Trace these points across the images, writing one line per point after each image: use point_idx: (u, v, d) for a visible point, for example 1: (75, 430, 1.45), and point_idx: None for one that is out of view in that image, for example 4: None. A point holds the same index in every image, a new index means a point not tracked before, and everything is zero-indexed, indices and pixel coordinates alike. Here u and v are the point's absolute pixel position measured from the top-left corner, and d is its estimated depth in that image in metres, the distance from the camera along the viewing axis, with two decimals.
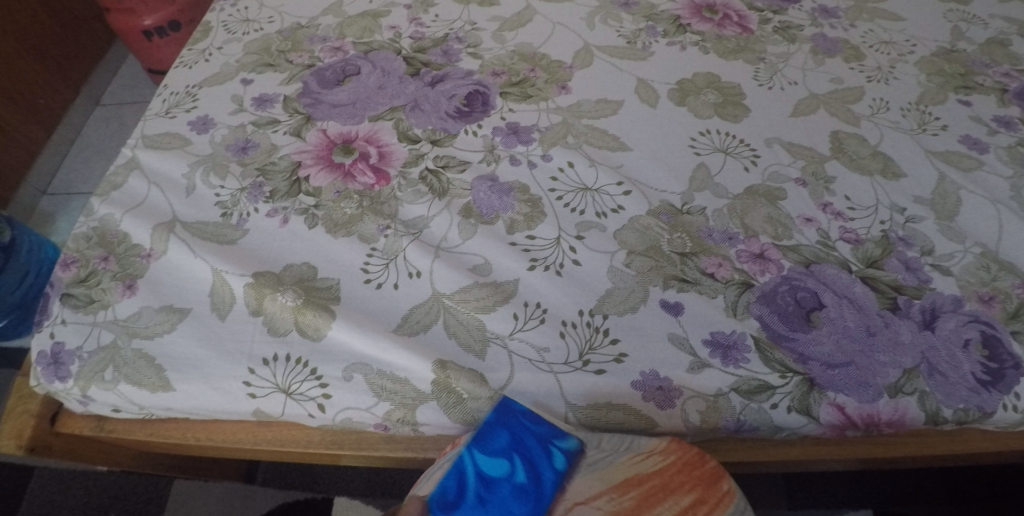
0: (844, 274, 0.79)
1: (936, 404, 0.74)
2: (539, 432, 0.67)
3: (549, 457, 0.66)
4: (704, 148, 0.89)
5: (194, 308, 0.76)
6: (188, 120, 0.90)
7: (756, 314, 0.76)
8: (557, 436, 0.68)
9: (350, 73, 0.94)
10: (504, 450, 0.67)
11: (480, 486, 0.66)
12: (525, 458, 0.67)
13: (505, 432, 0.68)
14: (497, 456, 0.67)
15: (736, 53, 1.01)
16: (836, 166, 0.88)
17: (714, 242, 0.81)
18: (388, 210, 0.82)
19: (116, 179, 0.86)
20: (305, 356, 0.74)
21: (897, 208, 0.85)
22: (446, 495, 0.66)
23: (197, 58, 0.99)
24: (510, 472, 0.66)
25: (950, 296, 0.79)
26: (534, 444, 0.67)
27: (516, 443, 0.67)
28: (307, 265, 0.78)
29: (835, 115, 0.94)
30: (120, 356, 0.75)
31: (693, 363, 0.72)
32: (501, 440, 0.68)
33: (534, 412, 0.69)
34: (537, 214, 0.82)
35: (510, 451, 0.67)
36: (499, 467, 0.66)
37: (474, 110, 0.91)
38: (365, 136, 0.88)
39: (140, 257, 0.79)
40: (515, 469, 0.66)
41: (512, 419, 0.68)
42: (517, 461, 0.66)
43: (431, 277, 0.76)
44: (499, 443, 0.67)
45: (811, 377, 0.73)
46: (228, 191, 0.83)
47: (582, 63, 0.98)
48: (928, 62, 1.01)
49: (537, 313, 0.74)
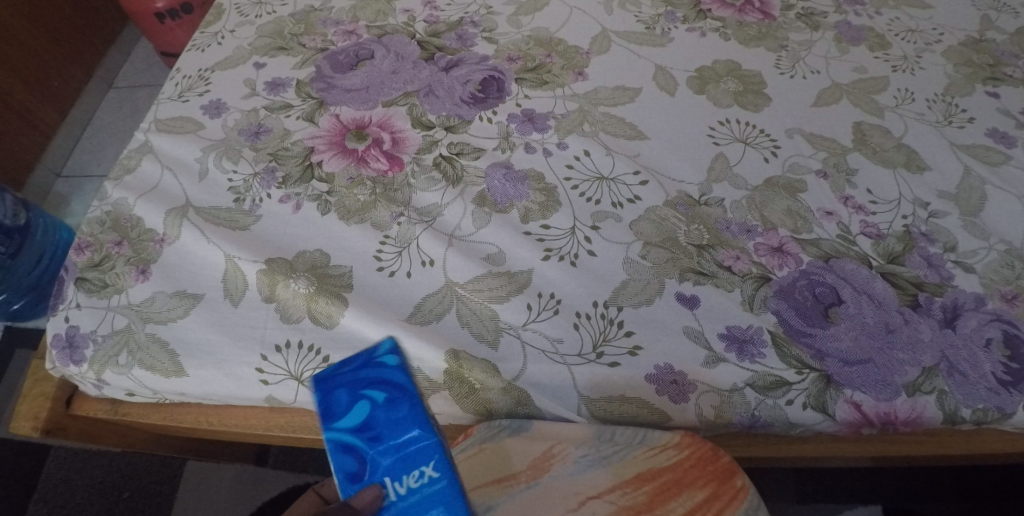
0: (863, 269, 0.78)
1: (955, 404, 0.73)
2: (356, 368, 0.70)
3: (383, 368, 0.70)
4: (723, 138, 0.87)
5: (207, 294, 0.76)
6: (201, 104, 0.90)
7: (773, 309, 0.74)
8: (371, 354, 0.71)
9: (364, 57, 0.93)
10: (353, 399, 0.69)
11: (364, 434, 0.66)
12: (372, 385, 0.69)
13: (339, 384, 0.70)
14: (350, 411, 0.68)
15: (757, 40, 0.99)
16: (858, 158, 0.87)
17: (732, 234, 0.79)
18: (402, 198, 0.81)
19: (129, 163, 0.86)
20: (317, 343, 0.73)
21: (921, 202, 0.83)
22: (347, 471, 0.64)
23: (209, 41, 0.98)
24: (371, 402, 0.68)
25: (972, 294, 0.77)
26: (367, 374, 0.70)
27: (354, 386, 0.69)
28: (319, 252, 0.77)
29: (858, 106, 0.92)
30: (134, 341, 0.75)
31: (708, 357, 0.72)
32: (342, 398, 0.69)
33: (338, 363, 0.71)
34: (552, 203, 0.80)
35: (357, 394, 0.69)
36: (362, 413, 0.68)
37: (489, 96, 0.90)
38: (378, 122, 0.87)
39: (152, 242, 0.79)
40: (373, 398, 0.69)
41: (336, 380, 0.70)
42: (369, 391, 0.69)
43: (445, 265, 0.76)
44: (342, 401, 0.69)
45: (828, 374, 0.72)
46: (241, 177, 0.83)
47: (599, 49, 0.97)
48: (956, 51, 0.99)
49: (551, 304, 0.73)
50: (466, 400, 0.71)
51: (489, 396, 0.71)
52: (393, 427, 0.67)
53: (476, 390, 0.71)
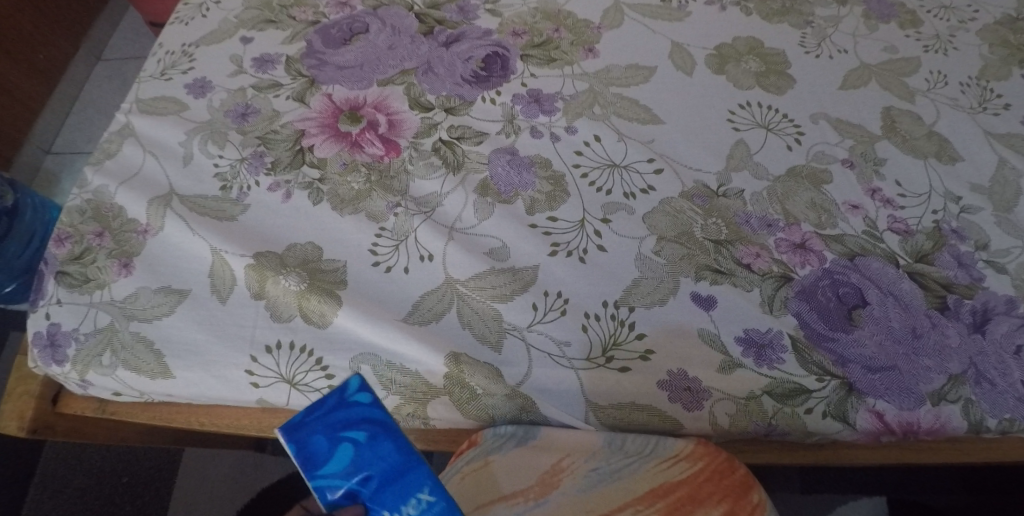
0: (890, 268, 0.73)
1: (981, 414, 0.69)
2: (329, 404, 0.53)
3: (361, 407, 0.53)
4: (744, 123, 0.82)
5: (192, 290, 0.73)
6: (185, 83, 0.86)
7: (794, 311, 0.70)
8: (341, 392, 0.54)
9: (358, 31, 0.89)
10: (334, 442, 0.52)
11: (354, 475, 0.51)
12: (349, 426, 0.52)
13: (317, 427, 0.52)
14: (333, 454, 0.52)
15: (781, 15, 0.92)
16: (886, 147, 0.81)
17: (752, 229, 0.74)
18: (398, 186, 0.77)
19: (110, 147, 0.82)
20: (310, 344, 0.70)
21: (952, 196, 0.78)
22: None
23: (194, 14, 0.94)
24: (354, 444, 0.52)
25: (1003, 296, 0.73)
26: (340, 415, 0.53)
27: (335, 428, 0.52)
28: (312, 245, 0.74)
29: (887, 89, 0.86)
30: (118, 340, 0.71)
31: (724, 362, 0.67)
32: (320, 445, 0.52)
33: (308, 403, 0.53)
34: (560, 192, 0.75)
35: (338, 438, 0.52)
36: (346, 456, 0.52)
37: (492, 75, 0.85)
38: (373, 103, 0.83)
39: (135, 233, 0.76)
40: (353, 439, 0.52)
41: (309, 425, 0.52)
42: (348, 433, 0.52)
43: (445, 260, 0.71)
44: (320, 449, 0.52)
45: (851, 382, 0.68)
46: (228, 161, 0.80)
47: (611, 23, 0.90)
48: (991, 31, 0.92)
49: (558, 304, 0.69)
50: (468, 406, 0.68)
51: (491, 402, 0.67)
52: (384, 466, 0.51)
53: (478, 396, 0.67)
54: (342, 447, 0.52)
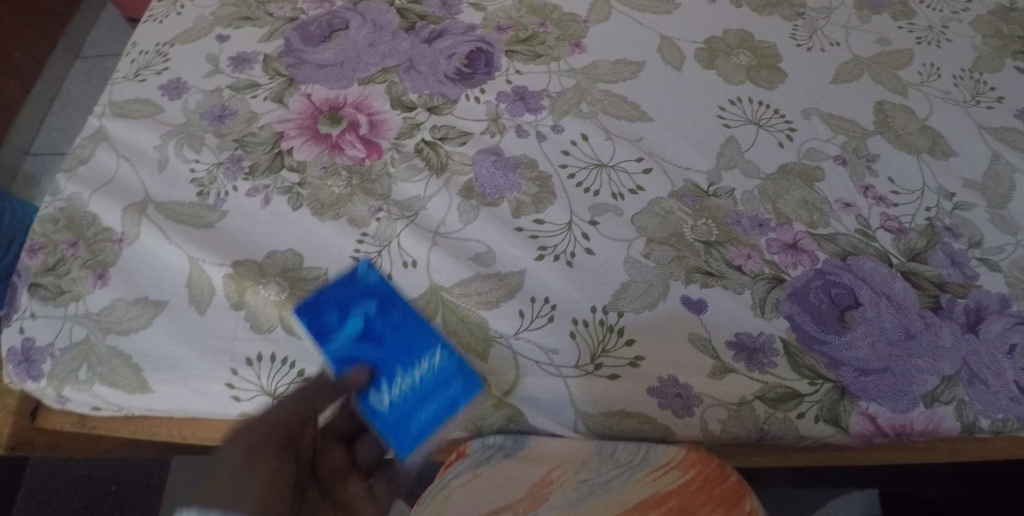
0: (883, 267, 0.72)
1: (974, 415, 0.68)
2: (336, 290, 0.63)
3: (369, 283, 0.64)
4: (734, 119, 0.80)
5: (170, 300, 0.71)
6: (159, 84, 0.84)
7: (786, 313, 0.69)
8: (350, 274, 0.65)
9: (337, 27, 0.86)
10: (344, 318, 0.62)
11: (364, 347, 0.61)
12: (360, 299, 0.63)
13: (331, 301, 0.63)
14: (344, 327, 0.62)
15: (772, 7, 0.90)
16: (879, 142, 0.80)
17: (743, 230, 0.73)
18: (380, 189, 0.75)
19: (83, 153, 0.79)
20: (292, 355, 0.68)
21: (945, 193, 0.77)
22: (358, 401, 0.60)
23: (168, 11, 0.91)
24: (362, 315, 0.62)
25: (997, 294, 0.72)
26: (350, 291, 0.63)
27: (344, 306, 0.62)
28: (292, 252, 0.72)
29: (879, 82, 0.84)
30: (94, 354, 0.69)
31: (715, 367, 0.66)
32: (332, 319, 0.62)
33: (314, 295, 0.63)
34: (546, 194, 0.74)
35: (348, 314, 0.62)
36: (355, 329, 0.61)
37: (476, 71, 0.82)
38: (354, 102, 0.80)
39: (110, 242, 0.74)
40: (362, 312, 0.62)
41: (321, 303, 0.62)
42: (358, 305, 0.62)
43: (429, 266, 0.70)
44: (333, 322, 0.62)
45: (843, 385, 0.67)
46: (204, 166, 0.77)
47: (598, 17, 0.88)
48: (984, 21, 0.91)
49: (546, 310, 0.68)
50: (454, 416, 0.66)
51: (478, 412, 0.66)
52: (395, 330, 0.62)
53: (464, 406, 0.66)
54: (353, 317, 0.62)
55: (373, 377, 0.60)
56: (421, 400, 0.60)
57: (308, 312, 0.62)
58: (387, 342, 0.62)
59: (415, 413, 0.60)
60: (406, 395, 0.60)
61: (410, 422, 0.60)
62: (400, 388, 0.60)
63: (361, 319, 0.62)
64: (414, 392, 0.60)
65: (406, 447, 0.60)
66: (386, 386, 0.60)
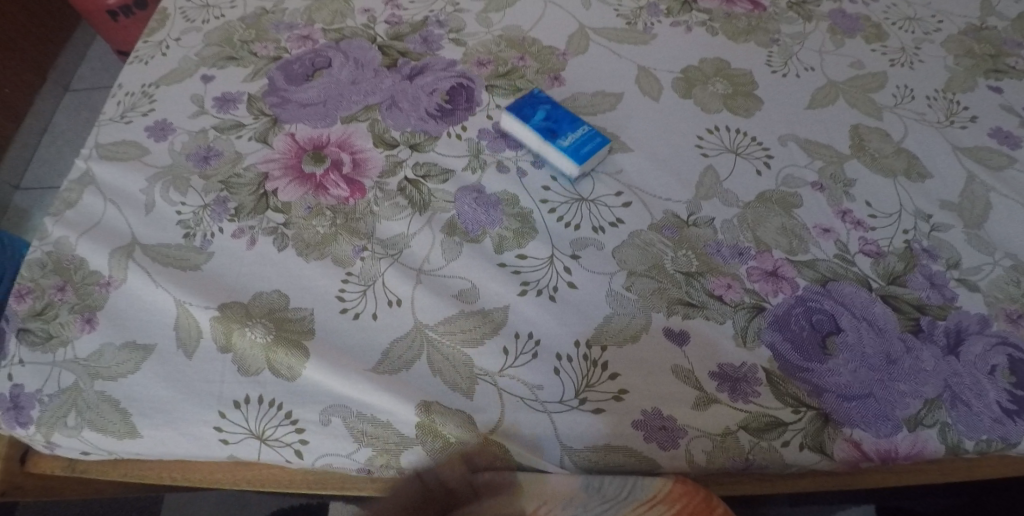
0: (863, 291, 0.73)
1: (958, 436, 0.68)
2: (529, 102, 0.80)
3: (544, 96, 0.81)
4: (712, 148, 0.81)
5: (158, 344, 0.71)
6: (146, 125, 0.84)
7: (767, 342, 0.69)
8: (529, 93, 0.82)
9: (320, 66, 0.87)
10: (536, 110, 0.80)
11: (548, 123, 0.78)
12: (541, 105, 0.80)
13: (526, 103, 0.80)
14: (537, 113, 0.79)
15: (747, 34, 0.92)
16: (855, 166, 0.81)
17: (723, 259, 0.74)
18: (364, 228, 0.75)
19: (70, 196, 0.80)
20: (279, 397, 0.68)
21: (922, 214, 0.78)
22: (550, 126, 0.78)
23: (153, 51, 0.92)
24: (545, 110, 0.80)
25: (976, 315, 0.73)
26: (532, 101, 0.80)
27: (535, 104, 0.80)
28: (278, 293, 0.72)
29: (855, 106, 0.86)
30: (83, 400, 0.70)
31: (699, 398, 0.67)
32: (528, 109, 0.79)
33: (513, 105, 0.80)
34: (527, 229, 0.75)
35: (538, 108, 0.80)
36: (541, 115, 0.79)
37: (458, 107, 0.84)
38: (338, 141, 0.81)
39: (98, 286, 0.74)
40: (546, 111, 0.79)
41: (521, 104, 0.80)
42: (541, 105, 0.80)
43: (413, 305, 0.71)
44: (528, 111, 0.79)
45: (826, 412, 0.67)
46: (190, 208, 0.78)
47: (577, 48, 0.90)
48: (956, 41, 0.93)
49: (530, 346, 0.69)
50: (442, 455, 0.67)
51: (465, 451, 0.67)
52: (569, 123, 0.79)
53: (451, 445, 0.66)
54: (544, 111, 0.79)
55: (557, 133, 0.78)
56: (589, 142, 0.78)
57: (515, 108, 0.80)
58: (561, 126, 0.79)
59: (586, 145, 0.77)
60: (582, 139, 0.78)
61: (584, 148, 0.77)
62: (576, 135, 0.78)
63: (550, 110, 0.79)
64: (582, 137, 0.78)
65: (579, 159, 0.76)
66: (567, 134, 0.78)
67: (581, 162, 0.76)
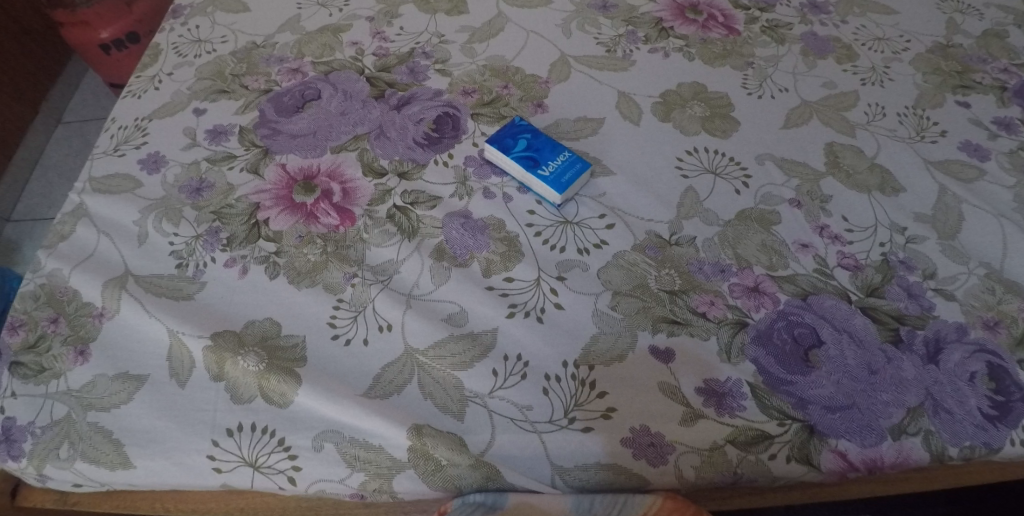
0: (843, 304, 0.75)
1: (942, 443, 0.69)
2: (510, 133, 0.83)
3: (524, 124, 0.84)
4: (692, 169, 0.84)
5: (150, 375, 0.72)
6: (138, 158, 0.86)
7: (752, 357, 0.71)
8: (512, 123, 0.84)
9: (310, 98, 0.90)
10: (517, 140, 0.82)
11: (529, 152, 0.81)
12: (522, 134, 0.82)
13: (508, 133, 0.83)
14: (518, 143, 0.81)
15: (723, 58, 0.95)
16: (831, 183, 0.83)
17: (706, 277, 0.75)
18: (354, 255, 0.77)
19: (63, 229, 0.81)
20: (272, 424, 0.69)
21: (898, 228, 0.80)
22: (531, 155, 0.80)
23: (146, 86, 0.94)
24: (525, 139, 0.82)
25: (954, 324, 0.74)
26: (513, 131, 0.83)
27: (515, 134, 0.82)
28: (270, 320, 0.74)
29: (828, 125, 0.88)
30: (75, 431, 0.71)
31: (686, 414, 0.68)
32: (509, 141, 0.82)
33: (495, 136, 0.82)
34: (514, 252, 0.76)
35: (519, 138, 0.82)
36: (522, 144, 0.81)
37: (444, 135, 0.86)
38: (328, 171, 0.83)
39: (91, 317, 0.75)
40: (527, 140, 0.82)
41: (503, 136, 0.82)
42: (521, 134, 0.82)
43: (403, 330, 0.72)
44: (509, 141, 0.82)
45: (811, 424, 0.69)
46: (183, 239, 0.79)
47: (558, 76, 0.92)
48: (924, 59, 0.96)
49: (518, 367, 0.70)
50: (433, 478, 0.68)
51: (457, 473, 0.67)
52: (549, 151, 0.81)
53: (443, 467, 0.67)
54: (525, 140, 0.82)
55: (538, 162, 0.80)
56: (569, 167, 0.80)
57: (497, 138, 0.82)
58: (542, 154, 0.81)
59: (567, 172, 0.79)
60: (563, 167, 0.80)
61: (565, 175, 0.79)
62: (557, 163, 0.80)
63: (531, 139, 0.82)
64: (562, 163, 0.80)
65: (560, 187, 0.78)
66: (548, 162, 0.80)
67: (562, 191, 0.78)
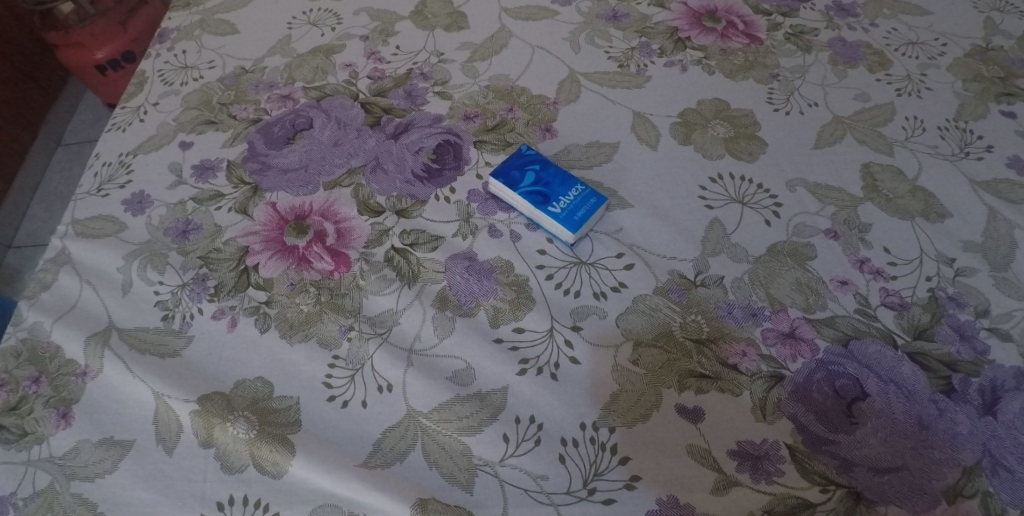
0: (888, 350, 0.67)
1: (1003, 507, 0.61)
2: (516, 164, 0.75)
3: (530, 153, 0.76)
4: (716, 199, 0.76)
5: (136, 440, 0.67)
6: (122, 198, 0.80)
7: (789, 413, 0.65)
8: (518, 153, 0.76)
9: (301, 127, 0.83)
10: (524, 173, 0.75)
11: (537, 186, 0.73)
12: (529, 166, 0.75)
13: (514, 164, 0.75)
14: (525, 177, 0.74)
15: (745, 70, 0.87)
16: (870, 210, 0.76)
17: (735, 322, 0.69)
18: (350, 305, 0.71)
19: (45, 277, 0.76)
20: (265, 497, 0.64)
21: (945, 259, 0.73)
22: (540, 191, 0.73)
23: (130, 117, 0.88)
24: (533, 173, 0.74)
25: (1012, 368, 0.67)
26: (519, 163, 0.75)
27: (522, 167, 0.75)
28: (261, 380, 0.68)
29: (864, 143, 0.81)
30: (58, 503, 0.65)
31: (717, 481, 0.62)
32: (515, 175, 0.75)
33: (500, 169, 0.75)
34: (524, 299, 0.70)
35: (526, 170, 0.75)
36: (529, 179, 0.74)
37: (445, 166, 0.79)
38: (321, 210, 0.77)
39: (74, 376, 0.70)
40: (535, 174, 0.74)
41: (509, 169, 0.75)
42: (528, 167, 0.75)
43: (405, 390, 0.66)
44: (515, 176, 0.74)
45: (858, 490, 0.62)
46: (169, 288, 0.74)
47: (568, 96, 0.85)
48: (963, 65, 0.88)
49: (532, 431, 0.64)
50: None
51: None
52: (559, 183, 0.74)
53: None
54: (532, 173, 0.74)
55: (548, 198, 0.73)
56: (582, 203, 0.73)
57: (502, 171, 0.75)
58: (552, 188, 0.73)
59: (581, 209, 0.72)
60: (575, 202, 0.73)
61: (578, 212, 0.72)
62: (569, 198, 0.73)
63: (539, 171, 0.74)
64: (574, 198, 0.73)
65: (573, 226, 0.71)
66: (559, 197, 0.73)
67: (576, 229, 0.71)
